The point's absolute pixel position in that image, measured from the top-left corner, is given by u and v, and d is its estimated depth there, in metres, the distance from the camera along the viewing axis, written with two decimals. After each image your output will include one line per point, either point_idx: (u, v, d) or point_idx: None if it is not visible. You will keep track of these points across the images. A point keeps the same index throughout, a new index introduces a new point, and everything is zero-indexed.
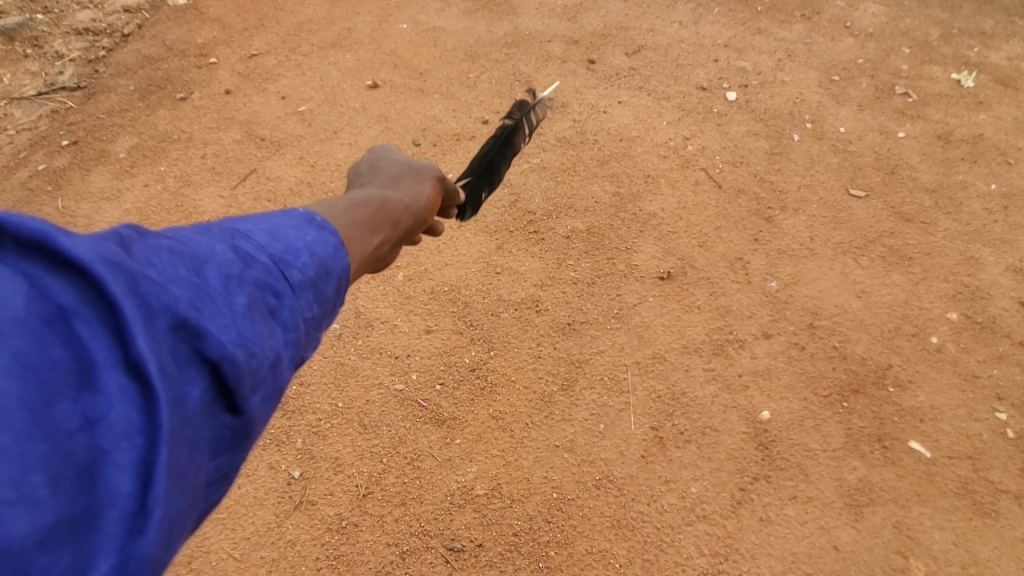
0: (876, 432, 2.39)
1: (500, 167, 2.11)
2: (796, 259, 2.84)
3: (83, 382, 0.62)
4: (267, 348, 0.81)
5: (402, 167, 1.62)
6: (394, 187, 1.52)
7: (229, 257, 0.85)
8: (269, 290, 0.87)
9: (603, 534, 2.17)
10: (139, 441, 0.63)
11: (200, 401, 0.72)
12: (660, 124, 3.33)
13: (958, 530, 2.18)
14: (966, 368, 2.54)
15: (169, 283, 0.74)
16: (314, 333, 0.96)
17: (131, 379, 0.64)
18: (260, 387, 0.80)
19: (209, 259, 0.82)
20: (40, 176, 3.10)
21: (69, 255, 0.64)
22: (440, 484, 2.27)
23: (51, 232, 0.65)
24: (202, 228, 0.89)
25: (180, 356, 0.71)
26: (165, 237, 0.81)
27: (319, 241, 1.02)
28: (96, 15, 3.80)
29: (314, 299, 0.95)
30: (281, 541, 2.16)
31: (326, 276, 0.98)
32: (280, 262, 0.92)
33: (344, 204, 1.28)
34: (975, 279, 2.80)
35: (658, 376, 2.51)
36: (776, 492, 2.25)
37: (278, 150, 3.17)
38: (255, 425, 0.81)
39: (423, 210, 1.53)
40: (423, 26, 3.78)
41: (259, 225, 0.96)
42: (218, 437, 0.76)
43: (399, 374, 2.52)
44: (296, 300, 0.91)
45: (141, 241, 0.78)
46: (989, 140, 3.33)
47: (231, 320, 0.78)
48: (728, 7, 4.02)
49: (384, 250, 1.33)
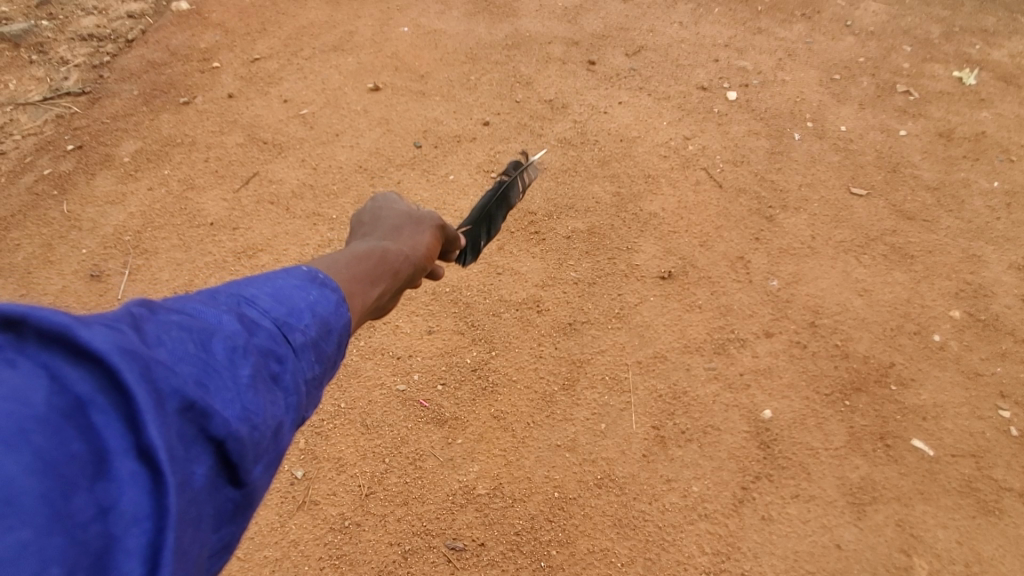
0: (879, 430, 2.38)
1: (496, 218, 2.11)
2: (798, 258, 2.83)
3: (98, 472, 0.61)
4: (269, 418, 0.82)
5: (403, 216, 1.64)
6: (395, 236, 1.54)
7: (235, 327, 0.86)
8: (272, 356, 0.88)
9: (605, 534, 2.17)
10: (148, 526, 0.62)
11: (204, 479, 0.73)
12: (661, 124, 3.33)
13: (961, 528, 2.17)
14: (969, 366, 2.53)
15: (178, 362, 0.75)
16: (314, 393, 0.97)
17: (143, 465, 0.64)
18: (260, 458, 0.81)
19: (216, 330, 0.83)
20: (45, 180, 3.13)
21: (88, 344, 0.65)
22: (442, 484, 2.28)
23: (71, 323, 0.65)
24: (208, 295, 0.90)
25: (188, 435, 0.71)
26: (174, 311, 0.82)
27: (320, 300, 1.04)
28: (101, 21, 3.84)
29: (315, 359, 0.97)
30: (284, 540, 2.17)
31: (327, 335, 1.00)
32: (283, 326, 0.93)
33: (345, 258, 1.30)
34: (978, 277, 2.79)
35: (659, 376, 2.51)
36: (778, 492, 2.24)
37: (280, 152, 3.19)
38: (253, 495, 0.82)
39: (423, 258, 1.55)
40: (423, 29, 3.81)
41: (262, 288, 0.97)
42: (219, 510, 0.77)
43: (401, 374, 2.53)
44: (297, 363, 0.92)
45: (153, 317, 0.79)
46: (991, 137, 3.32)
47: (236, 394, 0.79)
48: (729, 7, 4.02)
49: (385, 299, 1.34)
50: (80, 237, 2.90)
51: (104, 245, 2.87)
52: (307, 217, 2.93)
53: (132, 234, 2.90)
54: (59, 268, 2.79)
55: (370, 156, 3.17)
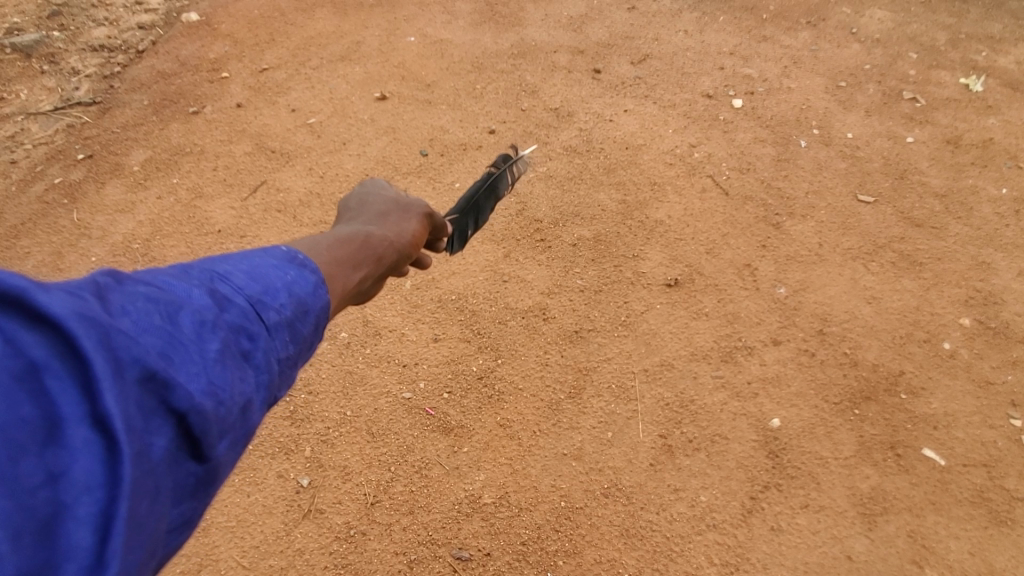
0: (889, 439, 2.36)
1: (485, 208, 2.13)
2: (805, 265, 2.82)
3: (50, 438, 0.63)
4: (236, 394, 0.83)
5: (390, 203, 1.64)
6: (380, 222, 1.54)
7: (205, 302, 0.86)
8: (244, 333, 0.89)
9: (612, 544, 2.15)
10: (100, 495, 0.63)
11: (165, 451, 0.73)
12: (667, 132, 3.34)
13: (974, 539, 2.14)
14: (980, 374, 2.51)
15: (142, 333, 0.75)
16: (288, 372, 0.97)
17: (97, 434, 0.65)
18: (225, 434, 0.81)
19: (184, 305, 0.84)
20: (55, 189, 3.16)
21: (44, 310, 0.65)
22: (448, 493, 2.27)
23: (29, 287, 0.66)
24: (181, 269, 0.91)
25: (149, 407, 0.72)
26: (142, 282, 0.83)
27: (298, 280, 1.03)
28: (111, 32, 3.88)
29: (290, 338, 0.97)
30: (290, 549, 2.16)
31: (303, 315, 1.00)
32: (256, 303, 0.93)
33: (327, 240, 1.29)
34: (988, 284, 2.76)
35: (666, 383, 2.50)
36: (787, 501, 2.22)
37: (288, 161, 3.21)
38: (218, 471, 0.83)
39: (409, 244, 1.55)
40: (430, 38, 3.83)
41: (238, 265, 0.98)
42: (180, 485, 0.77)
43: (408, 383, 2.52)
44: (270, 341, 0.93)
45: (118, 288, 0.80)
46: (999, 144, 3.30)
47: (202, 368, 0.79)
48: (734, 15, 4.03)
49: (366, 284, 1.34)
50: (90, 245, 2.92)
51: (113, 253, 2.89)
52: (315, 226, 2.95)
53: (140, 242, 2.92)
54: (68, 276, 2.81)
55: (377, 164, 3.19)
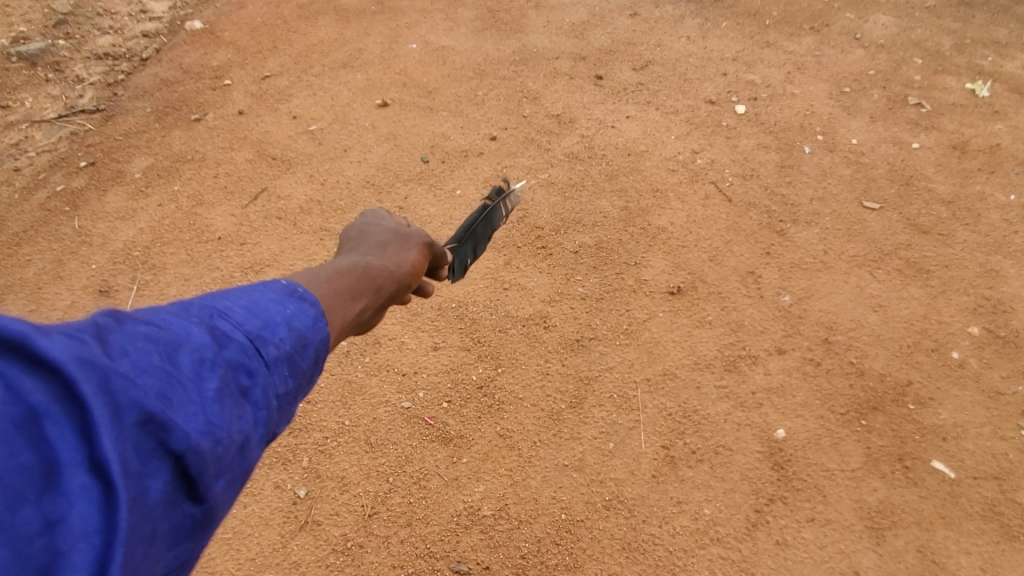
0: (897, 451, 2.30)
1: (482, 237, 2.10)
2: (810, 273, 2.78)
3: (47, 485, 0.61)
4: (234, 432, 0.80)
5: (390, 233, 1.61)
6: (380, 251, 1.51)
7: (205, 340, 0.84)
8: (242, 370, 0.86)
9: (614, 558, 2.10)
10: (96, 541, 0.61)
11: (161, 494, 0.71)
12: (669, 138, 3.31)
13: (985, 555, 2.07)
14: (989, 384, 2.45)
15: (140, 374, 0.73)
16: (288, 407, 0.94)
17: (94, 479, 0.63)
18: (222, 473, 0.78)
19: (184, 343, 0.81)
20: (57, 197, 3.16)
21: (44, 355, 0.64)
22: (447, 505, 2.22)
23: (29, 333, 0.65)
24: (181, 306, 0.89)
25: (145, 449, 0.69)
26: (143, 321, 0.81)
27: (297, 314, 1.01)
28: (116, 40, 3.91)
29: (289, 373, 0.94)
30: (285, 562, 2.13)
31: (303, 349, 0.97)
32: (256, 339, 0.91)
33: (327, 272, 1.27)
34: (997, 292, 2.71)
35: (669, 394, 2.45)
36: (792, 515, 2.17)
37: (289, 168, 3.21)
38: (216, 512, 0.79)
39: (409, 274, 1.51)
40: (432, 45, 3.84)
41: (238, 300, 0.95)
42: (177, 527, 0.74)
43: (407, 392, 2.49)
44: (269, 377, 0.90)
45: (119, 328, 0.78)
46: (1006, 149, 3.26)
47: (200, 408, 0.77)
48: (737, 21, 4.00)
49: (366, 315, 1.31)
50: (90, 252, 2.92)
51: (113, 260, 2.88)
52: (315, 233, 2.94)
53: (141, 249, 2.92)
54: (68, 284, 2.81)
55: (378, 171, 3.18)
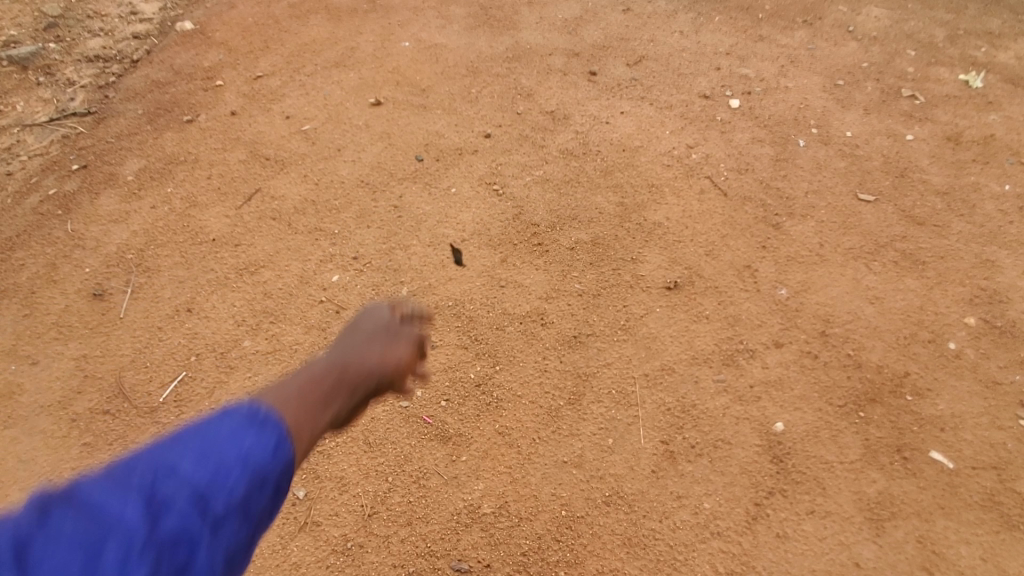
0: (895, 442, 2.30)
1: None
2: (806, 266, 2.78)
3: None
4: None
5: (378, 329, 1.55)
6: (364, 348, 1.45)
7: (132, 524, 0.76)
8: (180, 543, 0.77)
9: (614, 553, 2.10)
10: None
11: None
12: (664, 134, 3.31)
13: (985, 544, 2.08)
14: (987, 374, 2.46)
15: None
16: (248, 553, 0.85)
17: None
18: None
19: (107, 536, 0.74)
20: (49, 201, 3.14)
21: None
22: (447, 503, 2.22)
23: None
24: (120, 474, 0.81)
25: None
26: (65, 514, 0.75)
27: (260, 443, 0.88)
28: (107, 42, 3.89)
29: (244, 520, 0.84)
30: (286, 563, 2.12)
31: (264, 484, 0.86)
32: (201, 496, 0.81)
33: (296, 377, 1.21)
34: (993, 282, 2.72)
35: (667, 388, 2.45)
36: (792, 508, 2.17)
37: (282, 168, 3.20)
38: None
39: (391, 372, 1.46)
40: (425, 43, 3.83)
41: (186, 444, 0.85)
42: None
43: (404, 391, 2.48)
44: (215, 538, 0.80)
45: (34, 539, 0.72)
46: (1000, 140, 3.27)
47: None
48: (729, 15, 4.01)
49: (338, 420, 1.25)
50: (83, 256, 2.90)
51: (107, 264, 2.86)
52: (310, 233, 2.93)
53: (135, 252, 2.90)
54: (62, 288, 2.79)
55: (372, 170, 3.17)
